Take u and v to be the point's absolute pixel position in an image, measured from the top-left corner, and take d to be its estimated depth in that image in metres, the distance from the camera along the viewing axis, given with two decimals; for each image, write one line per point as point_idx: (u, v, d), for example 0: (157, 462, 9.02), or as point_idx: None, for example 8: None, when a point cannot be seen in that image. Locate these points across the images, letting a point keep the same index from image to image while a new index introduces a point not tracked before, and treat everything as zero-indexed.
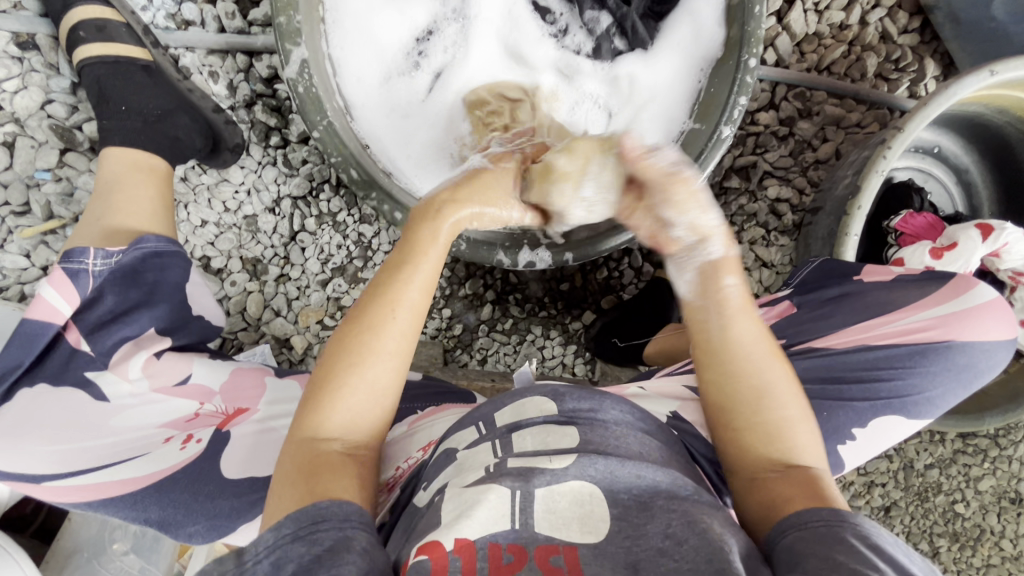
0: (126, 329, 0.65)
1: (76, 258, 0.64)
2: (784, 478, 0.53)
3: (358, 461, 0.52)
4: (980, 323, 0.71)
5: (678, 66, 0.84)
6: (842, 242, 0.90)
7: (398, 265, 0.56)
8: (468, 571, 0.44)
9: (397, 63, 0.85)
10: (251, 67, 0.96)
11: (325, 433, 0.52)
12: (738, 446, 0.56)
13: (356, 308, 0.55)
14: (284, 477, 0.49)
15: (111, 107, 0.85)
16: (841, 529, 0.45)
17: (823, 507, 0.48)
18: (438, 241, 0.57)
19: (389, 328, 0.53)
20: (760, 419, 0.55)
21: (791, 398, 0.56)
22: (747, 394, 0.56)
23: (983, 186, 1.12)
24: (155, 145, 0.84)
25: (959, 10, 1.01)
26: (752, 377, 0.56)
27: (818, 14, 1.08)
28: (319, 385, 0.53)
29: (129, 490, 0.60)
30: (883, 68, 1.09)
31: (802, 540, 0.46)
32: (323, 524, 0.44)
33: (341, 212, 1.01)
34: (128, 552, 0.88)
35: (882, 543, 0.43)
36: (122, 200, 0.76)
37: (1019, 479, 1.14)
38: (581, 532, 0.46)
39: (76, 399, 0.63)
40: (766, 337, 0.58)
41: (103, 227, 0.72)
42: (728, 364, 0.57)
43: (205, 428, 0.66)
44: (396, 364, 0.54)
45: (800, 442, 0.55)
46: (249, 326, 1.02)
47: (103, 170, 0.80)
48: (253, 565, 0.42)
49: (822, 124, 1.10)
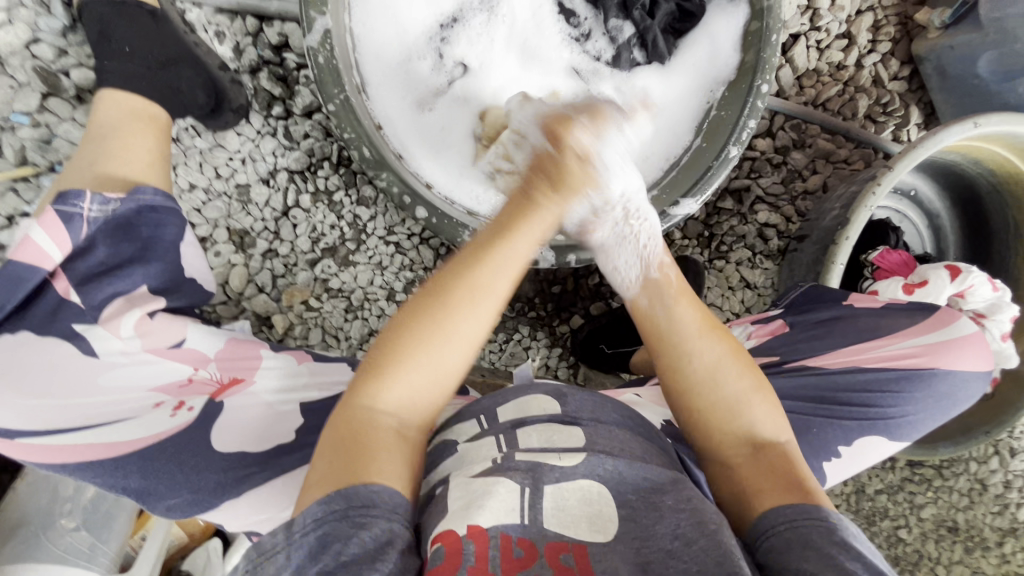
0: (119, 283, 0.62)
1: (71, 201, 0.60)
2: (749, 462, 0.57)
3: (407, 442, 0.52)
4: (965, 351, 0.76)
5: (689, 84, 0.86)
6: (828, 269, 0.94)
7: (487, 247, 0.56)
8: (480, 560, 0.44)
9: (418, 46, 0.84)
10: (260, 33, 0.93)
11: (382, 405, 0.52)
12: (703, 433, 0.60)
13: (440, 278, 0.55)
14: (333, 447, 0.50)
15: (112, 48, 0.80)
16: (808, 530, 0.48)
17: (790, 503, 0.51)
18: (532, 235, 0.58)
19: (468, 311, 0.54)
20: (713, 402, 0.60)
21: (733, 374, 0.61)
22: (698, 377, 0.61)
23: (950, 231, 1.19)
24: (153, 92, 0.79)
25: (947, 64, 1.07)
26: (693, 361, 0.61)
27: (819, 51, 1.13)
28: (384, 355, 0.53)
29: (108, 455, 0.56)
30: (873, 110, 1.15)
31: (775, 546, 0.48)
32: (376, 510, 0.46)
33: (339, 191, 0.98)
34: (78, 528, 0.82)
35: (847, 538, 0.47)
36: (118, 145, 0.72)
37: (958, 509, 1.21)
38: (590, 530, 0.47)
39: (61, 353, 0.59)
40: (704, 318, 0.64)
41: (94, 173, 0.68)
42: (672, 349, 0.63)
43: (199, 396, 0.64)
44: (466, 351, 0.55)
45: (753, 416, 0.59)
46: (229, 300, 0.98)
47: (99, 114, 0.76)
48: (303, 537, 0.44)
49: (813, 156, 1.15)
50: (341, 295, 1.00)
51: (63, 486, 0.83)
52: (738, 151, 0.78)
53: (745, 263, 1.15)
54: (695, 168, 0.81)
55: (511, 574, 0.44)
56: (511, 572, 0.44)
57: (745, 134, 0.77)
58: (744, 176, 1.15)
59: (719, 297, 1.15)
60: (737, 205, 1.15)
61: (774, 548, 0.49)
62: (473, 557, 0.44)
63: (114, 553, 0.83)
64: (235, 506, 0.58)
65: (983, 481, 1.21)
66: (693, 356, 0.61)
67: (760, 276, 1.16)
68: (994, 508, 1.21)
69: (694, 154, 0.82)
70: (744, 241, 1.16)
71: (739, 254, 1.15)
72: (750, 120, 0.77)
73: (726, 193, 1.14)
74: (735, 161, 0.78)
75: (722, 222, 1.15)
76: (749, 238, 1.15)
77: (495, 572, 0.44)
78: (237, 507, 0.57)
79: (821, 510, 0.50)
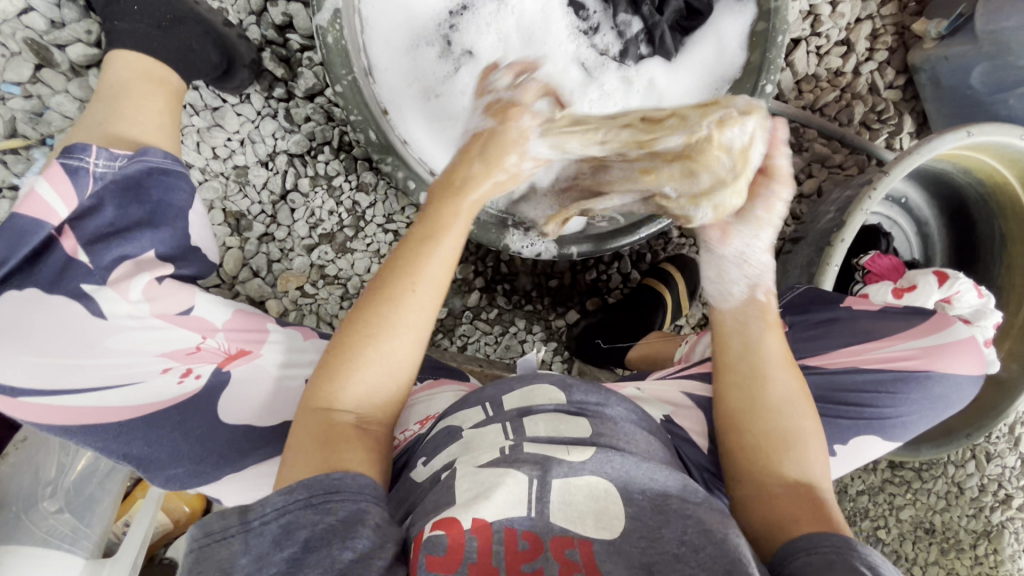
0: (127, 246, 0.61)
1: (76, 154, 0.59)
2: (789, 494, 0.58)
3: (368, 433, 0.53)
4: (957, 356, 0.78)
5: (692, 85, 0.88)
6: (823, 271, 0.95)
7: (421, 238, 0.56)
8: (484, 554, 0.44)
9: (427, 32, 0.84)
10: (264, 12, 0.92)
11: (339, 404, 0.53)
12: (750, 458, 0.60)
13: (381, 276, 0.56)
14: (299, 443, 0.50)
15: (121, 8, 0.78)
16: (851, 558, 0.48)
17: (834, 533, 0.52)
18: (461, 216, 0.58)
19: (411, 302, 0.54)
20: (771, 432, 0.60)
21: (800, 411, 0.61)
22: (763, 403, 0.61)
23: (938, 239, 1.22)
24: (167, 56, 0.77)
25: (941, 74, 1.10)
26: (769, 388, 0.61)
27: (818, 57, 1.15)
28: (336, 355, 0.54)
29: (118, 418, 0.58)
30: (868, 118, 1.18)
31: (813, 563, 0.49)
32: (339, 495, 0.46)
33: (339, 176, 0.97)
34: (62, 510, 0.80)
35: (889, 573, 0.47)
36: (129, 107, 0.70)
37: (935, 511, 1.23)
38: (596, 527, 0.46)
39: (72, 312, 0.58)
40: (785, 353, 0.64)
41: (103, 133, 0.65)
42: (743, 372, 0.63)
43: (206, 364, 0.64)
44: (416, 340, 0.55)
45: (805, 453, 0.60)
46: (223, 283, 0.96)
47: (109, 73, 0.74)
48: (260, 526, 0.44)
49: (810, 160, 1.17)
50: (338, 282, 0.98)
51: (45, 468, 0.82)
52: None
53: None
54: None
55: (513, 567, 0.44)
56: (514, 566, 0.44)
57: None
58: None
59: None
60: None
61: (812, 565, 0.49)
62: (476, 553, 0.44)
63: (97, 538, 0.81)
64: (238, 479, 0.60)
65: (960, 484, 1.23)
66: (769, 384, 0.62)
67: None
68: (970, 511, 1.23)
69: None
70: None
71: None
72: None
73: None
74: None
75: None
76: None
77: (498, 568, 0.43)
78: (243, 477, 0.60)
79: (861, 543, 0.51)
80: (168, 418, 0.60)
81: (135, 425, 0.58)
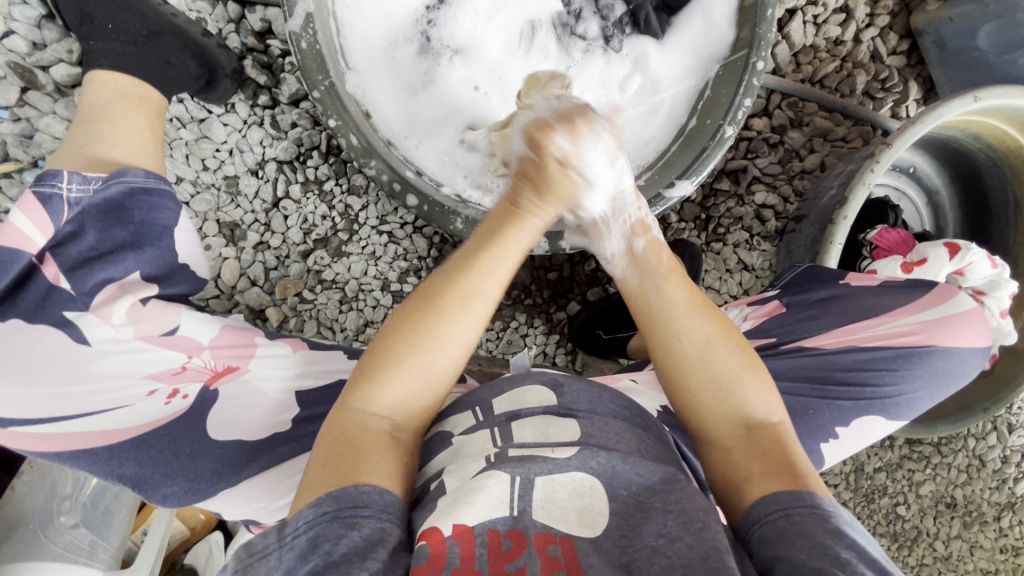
0: (111, 270, 0.62)
1: (48, 182, 0.60)
2: (742, 445, 0.55)
3: (398, 445, 0.52)
4: (962, 330, 0.75)
5: (688, 62, 0.84)
6: (826, 249, 0.92)
7: (478, 255, 0.58)
8: (467, 557, 0.43)
9: (405, 30, 0.82)
10: (243, 19, 0.91)
11: (375, 410, 0.52)
12: (694, 416, 0.58)
13: (429, 286, 0.57)
14: (326, 448, 0.50)
15: (95, 26, 0.78)
16: (800, 518, 0.46)
17: (782, 490, 0.50)
18: (519, 237, 0.60)
19: (460, 316, 0.55)
20: (706, 381, 0.58)
21: (723, 354, 0.58)
22: (684, 355, 0.59)
23: (950, 209, 1.17)
24: (143, 71, 0.77)
25: (946, 37, 1.05)
26: (681, 342, 0.59)
27: (816, 27, 1.10)
28: (377, 361, 0.54)
29: (106, 442, 0.58)
30: (871, 87, 1.12)
31: (766, 535, 0.47)
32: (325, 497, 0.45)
33: (329, 180, 0.96)
34: (78, 525, 0.83)
35: (840, 526, 0.45)
36: (108, 127, 0.70)
37: (956, 485, 1.21)
38: (579, 525, 0.46)
39: (55, 340, 0.59)
40: (689, 296, 0.62)
41: (85, 155, 0.66)
42: (661, 327, 0.61)
43: (193, 383, 0.64)
44: (459, 352, 0.55)
45: (746, 396, 0.57)
46: (222, 294, 0.97)
47: (88, 94, 0.74)
48: (293, 541, 0.44)
49: (810, 134, 1.13)
50: (335, 287, 0.98)
51: (61, 484, 0.84)
52: (735, 130, 0.75)
53: (742, 245, 1.14)
54: (691, 148, 0.78)
55: (498, 570, 0.42)
56: (499, 568, 0.43)
57: (741, 112, 0.75)
58: (740, 156, 1.12)
59: (716, 280, 1.14)
60: (734, 186, 1.12)
61: (767, 536, 0.47)
62: (458, 558, 0.43)
63: (115, 549, 0.83)
64: (234, 493, 0.61)
65: (981, 456, 1.20)
66: (682, 334, 0.59)
67: (758, 258, 1.14)
68: (992, 484, 1.20)
69: (691, 133, 0.79)
70: (742, 223, 1.14)
71: (736, 235, 1.13)
72: (746, 99, 0.74)
73: (723, 173, 1.12)
74: (731, 141, 0.76)
75: (719, 204, 1.13)
76: (746, 219, 1.13)
77: (482, 570, 0.42)
78: (238, 493, 0.60)
79: (816, 497, 0.48)
80: (159, 438, 0.60)
81: (126, 448, 0.59)
